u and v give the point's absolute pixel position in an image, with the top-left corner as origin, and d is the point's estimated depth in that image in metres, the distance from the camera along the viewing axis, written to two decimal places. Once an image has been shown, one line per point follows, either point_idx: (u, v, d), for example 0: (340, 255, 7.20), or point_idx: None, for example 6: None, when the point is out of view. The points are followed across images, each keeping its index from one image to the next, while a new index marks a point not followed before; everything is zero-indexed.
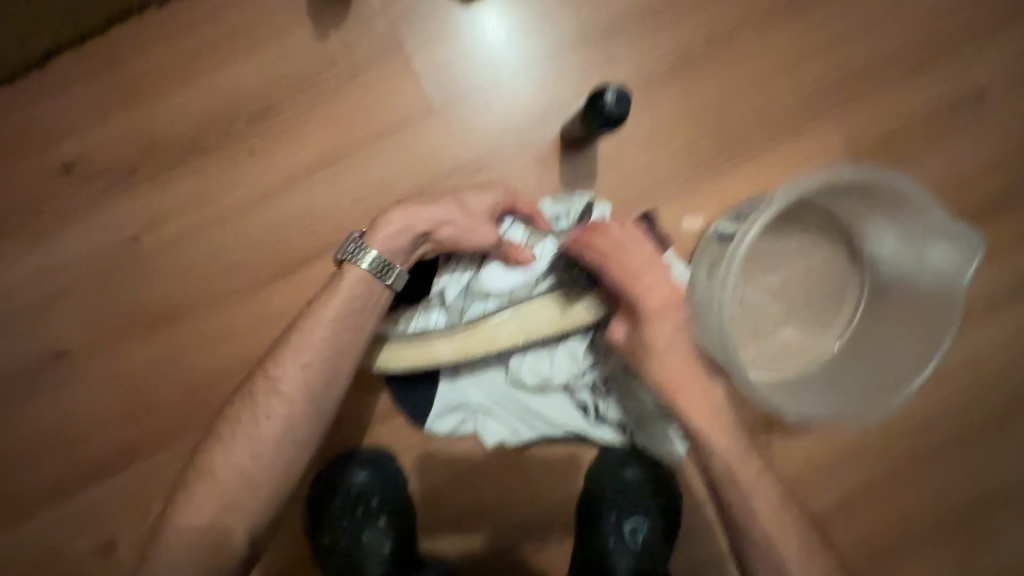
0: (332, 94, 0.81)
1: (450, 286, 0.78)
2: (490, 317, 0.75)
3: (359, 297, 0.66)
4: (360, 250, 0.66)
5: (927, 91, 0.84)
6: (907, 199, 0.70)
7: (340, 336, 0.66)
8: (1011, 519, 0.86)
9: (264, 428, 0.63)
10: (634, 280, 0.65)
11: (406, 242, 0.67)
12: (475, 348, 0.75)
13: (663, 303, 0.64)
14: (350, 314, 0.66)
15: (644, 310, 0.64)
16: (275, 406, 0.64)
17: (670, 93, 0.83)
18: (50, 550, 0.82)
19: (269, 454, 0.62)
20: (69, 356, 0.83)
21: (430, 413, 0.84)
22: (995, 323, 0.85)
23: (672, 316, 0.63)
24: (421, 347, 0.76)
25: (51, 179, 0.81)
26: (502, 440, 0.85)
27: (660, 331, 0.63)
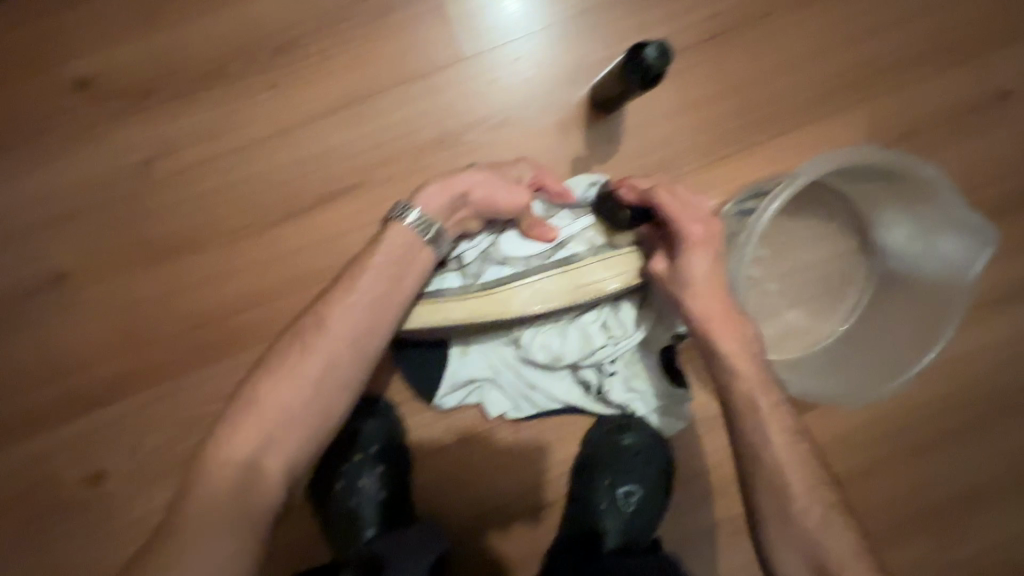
0: (363, 33, 0.80)
1: (466, 250, 0.76)
2: (508, 280, 0.72)
3: (401, 257, 0.66)
4: (406, 208, 0.66)
5: (954, 86, 0.85)
6: (933, 188, 0.71)
7: (379, 297, 0.65)
8: (988, 513, 0.89)
9: (299, 383, 0.61)
10: (674, 211, 0.64)
11: (446, 200, 0.67)
12: (490, 310, 0.71)
13: (708, 231, 0.64)
14: (384, 280, 0.65)
15: (685, 237, 0.64)
16: (309, 362, 0.62)
17: (704, 64, 0.82)
18: (40, 474, 0.81)
19: (300, 412, 0.61)
20: (71, 280, 0.81)
21: (439, 386, 0.84)
22: (991, 320, 0.87)
23: (711, 246, 0.64)
24: (433, 308, 0.72)
25: (66, 96, 0.79)
26: (504, 413, 0.86)
27: (697, 262, 0.63)
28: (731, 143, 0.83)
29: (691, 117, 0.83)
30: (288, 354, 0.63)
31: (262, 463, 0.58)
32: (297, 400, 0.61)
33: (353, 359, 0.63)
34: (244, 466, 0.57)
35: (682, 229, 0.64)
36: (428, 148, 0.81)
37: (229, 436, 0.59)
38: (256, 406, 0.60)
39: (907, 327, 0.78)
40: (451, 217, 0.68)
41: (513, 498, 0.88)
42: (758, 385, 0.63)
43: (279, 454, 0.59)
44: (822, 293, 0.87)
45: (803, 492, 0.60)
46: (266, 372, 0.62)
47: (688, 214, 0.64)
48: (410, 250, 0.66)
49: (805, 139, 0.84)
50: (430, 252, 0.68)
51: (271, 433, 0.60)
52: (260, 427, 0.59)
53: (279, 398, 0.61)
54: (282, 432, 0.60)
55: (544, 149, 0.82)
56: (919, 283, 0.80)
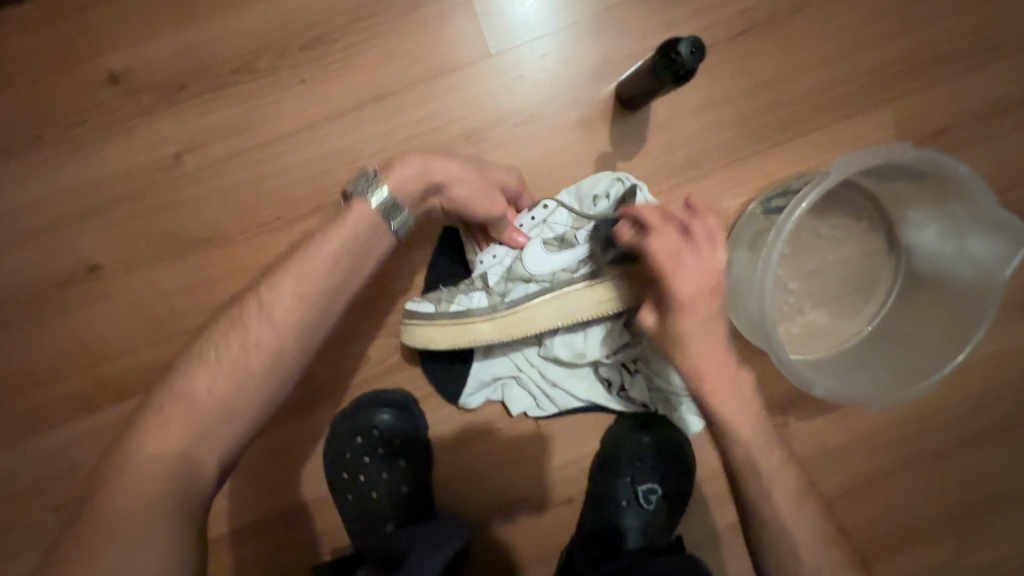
0: (389, 28, 0.80)
1: (491, 269, 0.77)
2: (534, 298, 0.72)
3: (362, 242, 0.64)
4: (373, 185, 0.64)
5: (986, 85, 0.83)
6: (966, 187, 0.70)
7: (333, 284, 0.62)
8: (1011, 519, 0.88)
9: (240, 375, 0.59)
10: (666, 270, 0.58)
11: (420, 187, 0.65)
12: (519, 330, 0.72)
13: (700, 293, 0.58)
14: (338, 266, 0.62)
15: (677, 300, 0.58)
16: (253, 355, 0.60)
17: (730, 60, 0.82)
18: (69, 460, 0.83)
19: (235, 403, 0.59)
20: (101, 271, 0.82)
21: (465, 386, 0.85)
22: (1019, 323, 0.86)
23: (703, 307, 0.58)
24: (461, 329, 0.73)
25: (98, 89, 0.80)
26: (526, 410, 0.86)
27: (688, 324, 0.59)
28: (756, 141, 0.82)
29: (717, 114, 0.82)
30: (228, 346, 0.60)
31: (196, 458, 0.56)
32: (236, 393, 0.59)
33: (300, 349, 0.61)
34: (170, 461, 0.55)
35: (674, 291, 0.58)
36: (452, 144, 0.81)
37: (154, 432, 0.57)
38: (191, 396, 0.58)
39: (935, 329, 0.78)
40: (419, 203, 0.67)
41: (530, 497, 0.88)
42: (758, 445, 0.61)
43: (212, 445, 0.57)
44: (850, 293, 0.86)
45: (810, 553, 0.58)
46: (201, 366, 0.60)
47: (682, 272, 0.58)
48: (371, 234, 0.64)
49: (832, 138, 0.83)
50: (391, 238, 0.66)
51: (204, 426, 0.57)
52: (192, 422, 0.57)
53: (216, 390, 0.58)
54: (217, 425, 0.58)
55: (567, 146, 0.82)
56: (947, 284, 0.79)
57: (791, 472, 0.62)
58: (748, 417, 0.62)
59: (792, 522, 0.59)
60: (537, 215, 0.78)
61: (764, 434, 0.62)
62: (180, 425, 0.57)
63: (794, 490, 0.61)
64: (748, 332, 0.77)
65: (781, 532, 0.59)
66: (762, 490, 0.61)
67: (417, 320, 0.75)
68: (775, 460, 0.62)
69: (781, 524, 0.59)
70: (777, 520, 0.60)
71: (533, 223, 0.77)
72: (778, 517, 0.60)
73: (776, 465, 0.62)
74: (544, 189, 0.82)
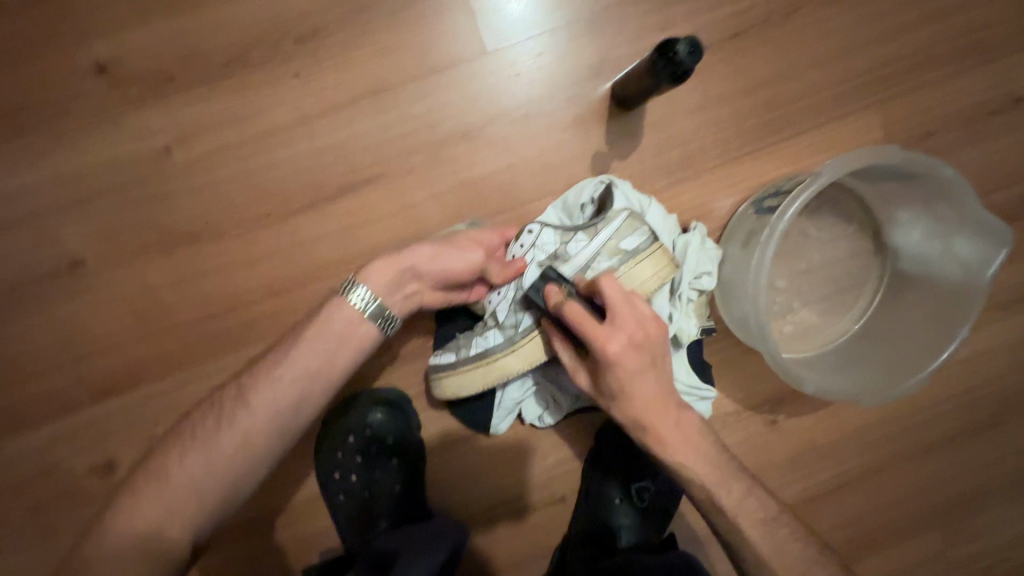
0: (384, 24, 0.79)
1: (499, 306, 0.76)
2: (547, 319, 0.70)
3: (338, 332, 0.68)
4: (350, 287, 0.69)
5: (970, 91, 0.86)
6: (954, 189, 0.72)
7: (311, 373, 0.67)
8: (991, 514, 0.90)
9: (212, 456, 0.64)
10: (586, 334, 0.57)
11: (395, 279, 0.69)
12: (541, 354, 0.72)
13: (624, 348, 0.57)
14: (317, 353, 0.68)
15: (603, 360, 0.57)
16: (225, 437, 0.65)
17: (723, 63, 0.83)
18: (48, 462, 0.80)
19: (204, 482, 0.64)
20: (83, 267, 0.80)
21: (491, 417, 0.83)
22: (1000, 324, 0.88)
23: (635, 359, 0.57)
24: (486, 369, 0.73)
25: (83, 80, 0.78)
26: (542, 419, 0.85)
27: (628, 383, 0.58)
28: (748, 142, 0.83)
29: (711, 114, 0.83)
30: (208, 425, 0.66)
31: (165, 532, 0.62)
32: (205, 473, 0.64)
33: (270, 435, 0.66)
34: (142, 535, 0.62)
35: (595, 350, 0.57)
36: (448, 142, 0.80)
37: (134, 502, 0.63)
38: (174, 474, 0.64)
39: (921, 327, 0.81)
40: (400, 291, 0.71)
41: (523, 497, 0.87)
42: (719, 485, 0.61)
43: (180, 522, 0.63)
44: (838, 292, 0.86)
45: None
46: (183, 442, 0.66)
47: (600, 334, 0.57)
48: (351, 326, 0.68)
49: (823, 139, 0.85)
50: (374, 328, 0.69)
51: (173, 504, 0.63)
52: (165, 502, 0.63)
53: (189, 468, 0.64)
54: (188, 502, 0.63)
55: (563, 145, 0.82)
56: (931, 283, 0.81)
57: (758, 505, 0.62)
58: (702, 457, 0.61)
59: (768, 554, 0.59)
60: (526, 241, 0.76)
61: (722, 474, 0.61)
62: (155, 500, 0.63)
63: (759, 521, 0.61)
64: (742, 331, 0.77)
65: (759, 561, 0.59)
66: (729, 525, 0.61)
67: (444, 375, 0.75)
68: (737, 494, 0.61)
69: (754, 553, 0.60)
70: (750, 553, 0.60)
71: (524, 249, 0.75)
72: (754, 549, 0.60)
73: (739, 498, 0.61)
74: (540, 186, 0.82)
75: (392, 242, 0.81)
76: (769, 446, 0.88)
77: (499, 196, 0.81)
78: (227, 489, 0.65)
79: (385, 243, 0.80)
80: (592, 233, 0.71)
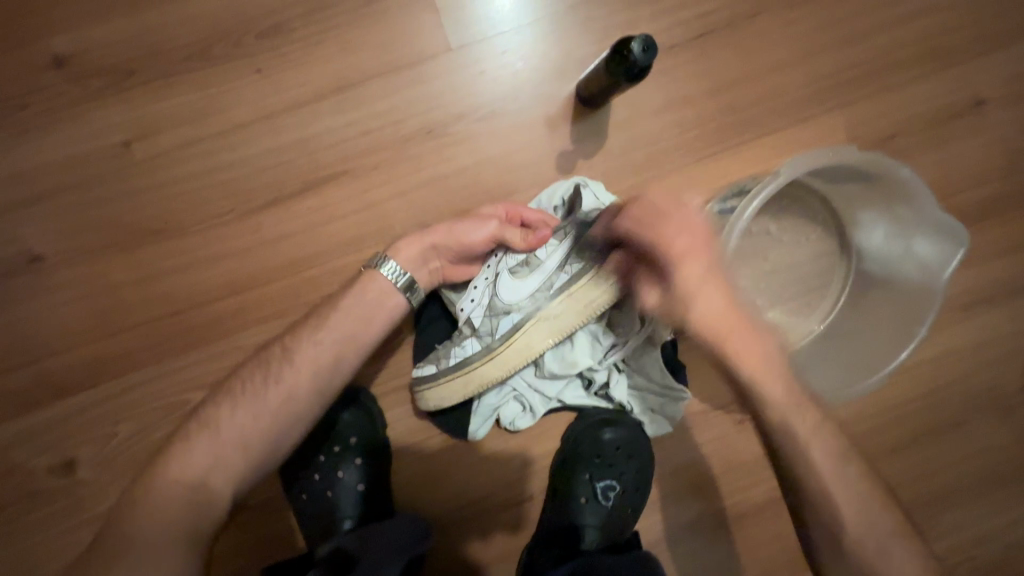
0: (349, 20, 0.79)
1: (474, 314, 0.76)
2: (521, 327, 0.71)
3: (373, 301, 0.70)
4: (380, 260, 0.72)
5: (931, 94, 0.87)
6: (909, 189, 0.72)
7: (346, 336, 0.67)
8: (959, 515, 0.90)
9: (257, 409, 0.62)
10: (655, 231, 0.59)
11: (420, 256, 0.73)
12: (519, 362, 0.72)
13: (690, 242, 0.58)
14: (354, 318, 0.68)
15: (671, 254, 0.58)
16: (271, 393, 0.63)
17: (689, 62, 0.83)
18: (7, 462, 0.79)
19: (258, 433, 0.62)
20: (44, 263, 0.79)
21: (470, 422, 0.84)
22: (963, 325, 0.89)
23: (699, 255, 0.58)
24: (466, 380, 0.73)
25: (43, 74, 0.78)
26: (517, 421, 0.85)
27: (693, 277, 0.57)
28: (714, 142, 0.84)
29: (677, 114, 0.83)
30: (254, 380, 0.65)
31: (214, 487, 0.59)
32: (253, 425, 0.62)
33: (319, 390, 0.65)
34: (190, 484, 0.58)
35: (664, 253, 0.58)
36: (413, 139, 0.80)
37: (183, 456, 0.60)
38: (226, 428, 0.61)
39: (883, 327, 0.80)
40: (423, 268, 0.74)
41: (491, 499, 0.86)
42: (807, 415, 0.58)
43: (228, 474, 0.60)
44: (803, 294, 0.88)
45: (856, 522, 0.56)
46: None
47: (667, 230, 0.59)
48: (381, 295, 0.70)
49: (788, 140, 0.85)
50: (402, 299, 0.71)
51: (225, 453, 0.60)
52: (211, 453, 0.60)
53: (238, 420, 0.62)
54: (243, 452, 0.61)
55: (529, 143, 0.82)
56: (894, 283, 0.81)
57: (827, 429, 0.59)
58: (781, 377, 0.58)
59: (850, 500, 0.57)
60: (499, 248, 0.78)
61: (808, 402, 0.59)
62: (209, 444, 0.61)
63: (831, 451, 0.58)
64: None
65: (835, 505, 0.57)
66: (798, 456, 0.58)
67: (423, 386, 0.76)
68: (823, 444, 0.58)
69: (820, 483, 0.57)
70: (816, 487, 0.57)
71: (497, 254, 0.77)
72: (817, 478, 0.57)
73: (813, 424, 0.58)
74: (507, 185, 0.81)
75: (357, 240, 0.80)
76: (736, 445, 0.88)
77: (465, 194, 0.81)
78: (271, 443, 0.62)
79: (350, 240, 0.80)
80: (562, 238, 0.74)
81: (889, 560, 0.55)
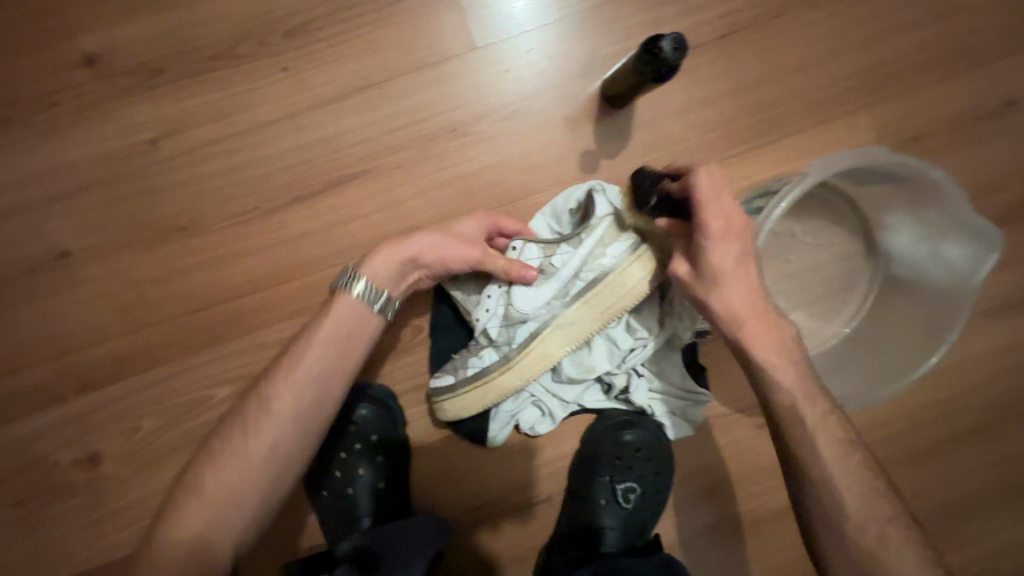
0: (373, 19, 0.79)
1: (489, 324, 0.75)
2: (539, 336, 0.71)
3: (350, 330, 0.67)
4: (352, 277, 0.67)
5: (961, 94, 0.85)
6: (941, 190, 0.71)
7: (325, 369, 0.65)
8: (984, 523, 0.88)
9: (241, 465, 0.61)
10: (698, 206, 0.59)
11: (396, 272, 0.68)
12: (538, 369, 0.72)
13: (727, 226, 0.59)
14: (333, 351, 0.65)
15: (706, 232, 0.59)
16: (252, 446, 0.61)
17: (713, 62, 0.82)
18: (32, 455, 0.80)
19: (251, 481, 0.61)
20: (70, 259, 0.80)
21: (489, 427, 0.82)
22: (991, 329, 0.87)
23: (731, 242, 0.59)
24: (486, 389, 0.74)
25: (71, 71, 0.79)
26: (537, 426, 0.84)
27: (723, 260, 0.60)
28: (738, 142, 0.83)
29: (700, 115, 0.82)
30: (233, 437, 0.62)
31: (215, 545, 0.58)
32: (241, 482, 0.60)
33: (303, 431, 0.63)
34: (193, 543, 0.57)
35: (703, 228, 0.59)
36: (435, 138, 0.80)
37: (182, 512, 0.59)
38: (219, 480, 0.60)
39: (910, 330, 0.79)
40: (398, 282, 0.69)
41: (509, 499, 0.86)
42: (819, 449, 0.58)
43: (226, 530, 0.59)
44: (825, 296, 0.87)
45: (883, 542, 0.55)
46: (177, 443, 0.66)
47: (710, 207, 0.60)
48: (360, 322, 0.67)
49: (813, 141, 0.84)
50: (379, 319, 0.69)
51: (220, 509, 0.59)
52: (206, 508, 0.59)
53: (224, 479, 0.60)
54: (239, 505, 0.60)
55: (551, 143, 0.81)
56: (922, 286, 0.80)
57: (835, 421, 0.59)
58: (789, 362, 0.61)
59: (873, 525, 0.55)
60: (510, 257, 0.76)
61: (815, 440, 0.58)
62: (200, 507, 0.59)
63: (837, 442, 0.58)
64: None
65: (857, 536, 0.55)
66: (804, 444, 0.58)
67: (443, 395, 0.75)
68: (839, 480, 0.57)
69: (824, 473, 0.57)
70: (820, 479, 0.57)
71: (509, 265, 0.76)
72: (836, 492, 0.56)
73: (821, 416, 0.59)
74: (528, 184, 0.81)
75: (378, 238, 0.80)
76: (757, 449, 0.87)
77: (486, 194, 0.81)
78: (264, 496, 0.61)
79: (371, 239, 0.80)
80: (575, 244, 0.73)
81: (891, 551, 0.54)
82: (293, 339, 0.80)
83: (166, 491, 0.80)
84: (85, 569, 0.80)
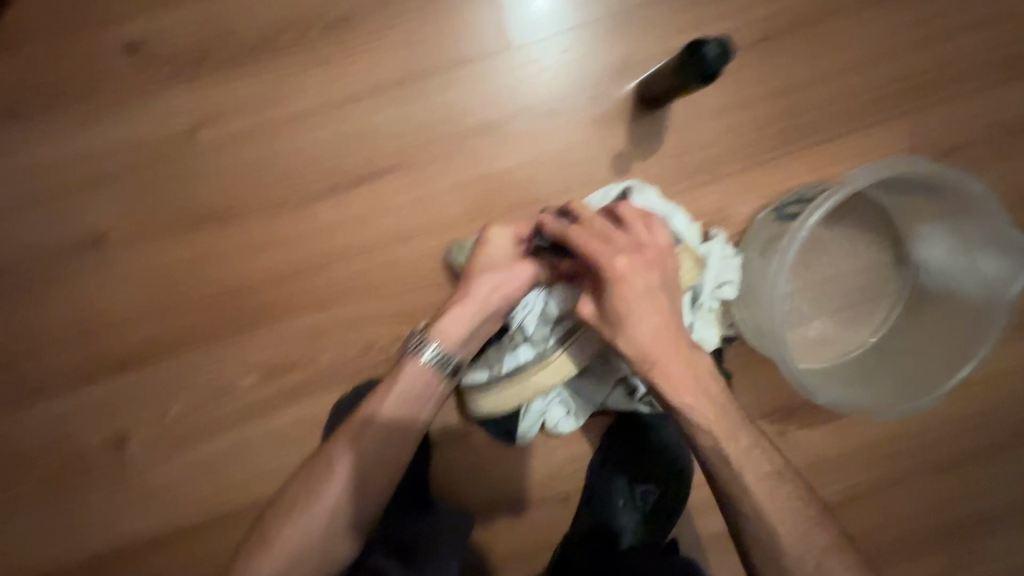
0: (413, 13, 0.80)
1: (528, 321, 0.75)
2: (575, 334, 0.72)
3: (421, 389, 0.67)
4: (420, 345, 0.68)
5: (1000, 105, 0.84)
6: (976, 201, 0.70)
7: (393, 428, 0.65)
8: (1005, 537, 0.88)
9: (304, 529, 0.61)
10: (584, 243, 0.61)
11: (464, 332, 0.68)
12: (573, 367, 0.72)
13: (630, 261, 0.59)
14: (402, 408, 0.66)
15: (610, 272, 0.59)
16: (315, 511, 0.62)
17: (751, 66, 0.82)
18: (63, 434, 0.82)
19: (306, 552, 0.61)
20: (105, 243, 0.81)
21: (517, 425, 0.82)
22: (1020, 343, 0.87)
23: (640, 273, 0.59)
24: (519, 386, 0.73)
25: (113, 58, 0.80)
26: (561, 425, 0.83)
27: (629, 293, 0.58)
28: (772, 147, 0.82)
29: (736, 119, 0.82)
30: (289, 494, 0.63)
31: None
32: (299, 550, 0.61)
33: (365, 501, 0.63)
34: None
35: (602, 265, 0.59)
36: (469, 134, 0.80)
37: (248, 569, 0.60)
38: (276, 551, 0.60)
39: (940, 342, 0.78)
40: (469, 341, 0.69)
41: (529, 494, 0.86)
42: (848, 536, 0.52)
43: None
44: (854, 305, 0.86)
45: None
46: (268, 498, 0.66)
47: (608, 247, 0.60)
48: (428, 384, 0.67)
49: (848, 148, 0.83)
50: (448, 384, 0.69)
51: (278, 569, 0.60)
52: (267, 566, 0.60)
53: (284, 539, 0.61)
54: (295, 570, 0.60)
55: (585, 142, 0.81)
56: (954, 298, 0.79)
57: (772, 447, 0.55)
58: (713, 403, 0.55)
59: None
60: None
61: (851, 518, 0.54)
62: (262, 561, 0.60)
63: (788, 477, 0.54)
64: (761, 343, 0.75)
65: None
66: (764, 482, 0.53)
67: (477, 391, 0.76)
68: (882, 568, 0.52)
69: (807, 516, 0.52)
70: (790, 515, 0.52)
71: None
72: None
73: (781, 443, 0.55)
74: (561, 183, 0.81)
75: (409, 232, 0.80)
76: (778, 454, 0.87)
77: (518, 191, 0.81)
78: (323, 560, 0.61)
79: (402, 233, 0.80)
80: None
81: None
82: (321, 329, 0.81)
83: (192, 473, 0.81)
84: (113, 547, 0.81)
